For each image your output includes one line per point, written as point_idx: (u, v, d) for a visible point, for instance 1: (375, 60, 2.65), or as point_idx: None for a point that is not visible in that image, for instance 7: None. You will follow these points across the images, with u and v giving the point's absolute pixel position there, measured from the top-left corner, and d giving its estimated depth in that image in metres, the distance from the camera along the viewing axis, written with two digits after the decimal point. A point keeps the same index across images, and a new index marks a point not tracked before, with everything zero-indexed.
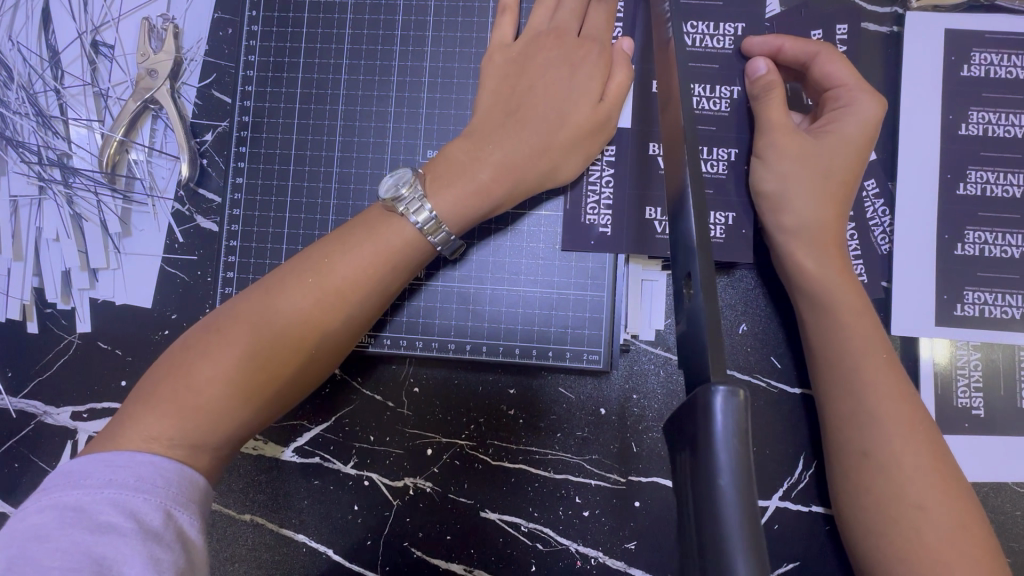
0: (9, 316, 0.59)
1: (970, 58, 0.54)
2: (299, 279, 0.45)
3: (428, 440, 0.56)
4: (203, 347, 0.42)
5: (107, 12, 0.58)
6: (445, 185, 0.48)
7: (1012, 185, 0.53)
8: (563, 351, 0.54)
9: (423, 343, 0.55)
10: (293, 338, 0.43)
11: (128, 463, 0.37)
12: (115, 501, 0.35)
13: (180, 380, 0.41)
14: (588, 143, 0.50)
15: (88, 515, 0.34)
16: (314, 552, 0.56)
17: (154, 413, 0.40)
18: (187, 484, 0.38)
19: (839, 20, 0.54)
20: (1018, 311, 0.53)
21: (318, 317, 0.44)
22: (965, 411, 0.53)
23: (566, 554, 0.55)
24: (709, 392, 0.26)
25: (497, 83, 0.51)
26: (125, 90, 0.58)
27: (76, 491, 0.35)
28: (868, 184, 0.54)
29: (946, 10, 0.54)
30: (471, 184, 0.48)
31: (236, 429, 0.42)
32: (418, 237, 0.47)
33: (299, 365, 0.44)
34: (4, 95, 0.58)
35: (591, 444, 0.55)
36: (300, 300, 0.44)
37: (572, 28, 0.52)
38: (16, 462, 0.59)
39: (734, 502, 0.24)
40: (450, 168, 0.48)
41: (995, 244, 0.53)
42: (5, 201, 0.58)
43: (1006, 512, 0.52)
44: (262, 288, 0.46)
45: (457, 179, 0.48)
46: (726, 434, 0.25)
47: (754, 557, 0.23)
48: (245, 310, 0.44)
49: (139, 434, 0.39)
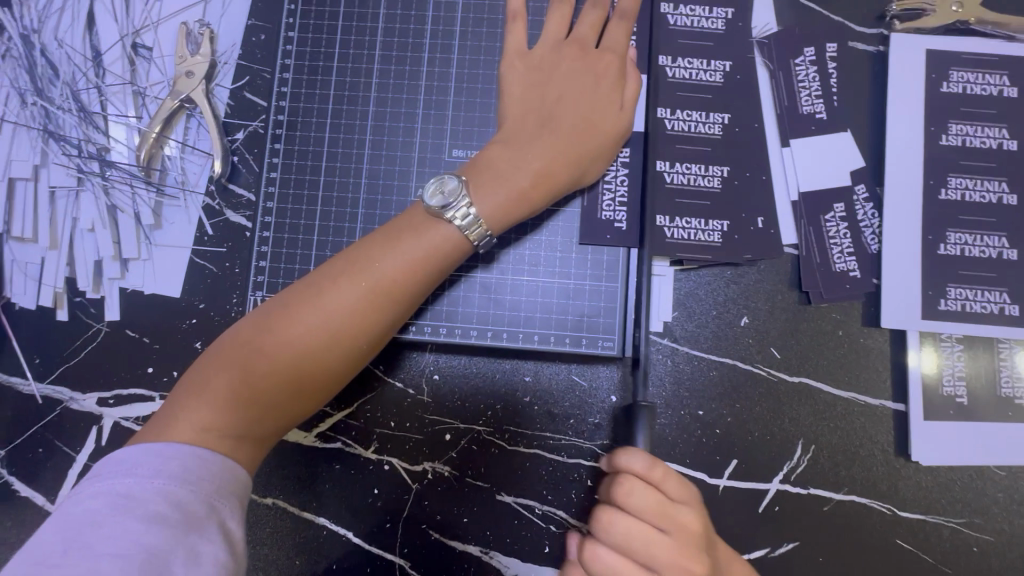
0: (41, 303, 0.61)
1: (949, 76, 0.59)
2: (343, 279, 0.47)
3: (447, 426, 0.59)
4: (252, 342, 0.45)
5: (148, 15, 0.62)
6: (481, 188, 0.51)
7: (988, 192, 0.58)
8: (579, 338, 0.57)
9: (447, 330, 0.58)
10: (337, 336, 0.46)
11: (176, 454, 0.40)
12: (163, 492, 0.37)
13: (230, 372, 0.44)
14: (609, 149, 0.55)
15: (139, 504, 0.36)
16: (334, 534, 0.58)
17: (205, 405, 0.43)
18: (228, 477, 0.41)
19: (829, 39, 0.60)
20: (997, 307, 0.57)
21: (365, 315, 0.47)
22: (950, 399, 0.56)
23: (579, 536, 0.57)
24: (636, 408, 0.48)
25: (525, 94, 0.55)
26: (161, 90, 0.61)
27: (126, 480, 0.38)
28: (859, 189, 0.59)
29: (926, 33, 0.60)
30: (510, 188, 0.51)
31: (279, 419, 0.46)
32: (463, 239, 0.50)
33: (340, 360, 0.47)
34: (48, 90, 0.61)
35: (603, 429, 0.58)
36: (345, 299, 0.47)
37: (590, 42, 0.56)
38: (41, 446, 0.60)
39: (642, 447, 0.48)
40: (488, 172, 0.52)
41: (974, 245, 0.58)
42: (44, 191, 0.61)
43: (988, 495, 0.56)
44: (308, 285, 0.48)
45: (496, 183, 0.51)
46: (642, 428, 0.48)
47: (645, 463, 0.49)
48: (292, 307, 0.46)
49: (191, 425, 0.42)
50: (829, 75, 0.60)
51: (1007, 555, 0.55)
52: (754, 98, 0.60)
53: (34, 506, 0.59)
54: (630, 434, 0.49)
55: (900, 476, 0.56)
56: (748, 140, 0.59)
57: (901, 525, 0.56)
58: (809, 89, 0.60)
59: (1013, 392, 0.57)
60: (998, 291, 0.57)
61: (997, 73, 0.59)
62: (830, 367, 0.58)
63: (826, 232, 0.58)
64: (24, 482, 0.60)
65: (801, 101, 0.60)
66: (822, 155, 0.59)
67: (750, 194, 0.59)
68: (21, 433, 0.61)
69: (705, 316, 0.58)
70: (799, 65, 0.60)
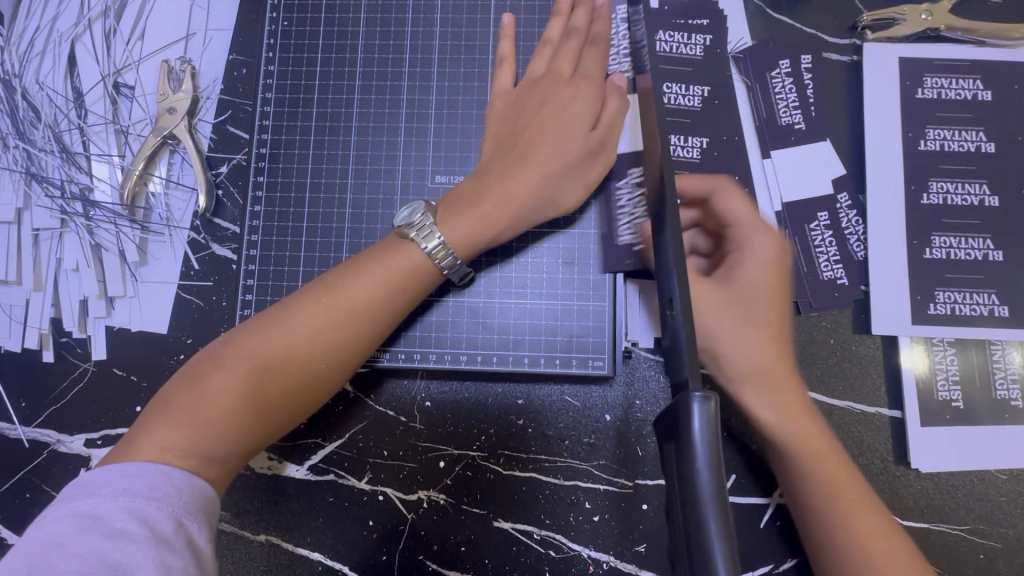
0: (27, 345, 0.61)
1: (923, 82, 0.60)
2: (309, 301, 0.47)
3: (441, 452, 0.58)
4: (217, 363, 0.45)
5: (129, 55, 0.62)
6: (451, 216, 0.51)
7: (969, 194, 0.58)
8: (570, 359, 0.57)
9: (436, 356, 0.57)
10: (301, 355, 0.46)
11: (141, 473, 0.39)
12: (129, 508, 0.37)
13: (194, 393, 0.44)
14: (581, 171, 0.53)
15: (104, 522, 0.36)
16: (329, 570, 0.57)
17: (170, 423, 0.42)
18: (197, 494, 0.41)
19: (803, 51, 0.61)
20: (986, 309, 0.57)
21: (328, 335, 0.46)
22: (945, 404, 0.56)
23: (579, 560, 0.56)
24: (686, 397, 0.29)
25: (498, 126, 0.55)
26: (144, 127, 0.62)
27: (90, 500, 0.37)
28: (842, 197, 0.59)
29: (898, 41, 0.60)
30: (476, 214, 0.51)
31: (244, 442, 0.44)
32: (428, 262, 0.50)
33: (304, 380, 0.46)
34: (31, 133, 0.62)
35: (599, 450, 0.57)
36: (311, 319, 0.46)
37: (565, 70, 0.56)
38: (28, 491, 0.59)
39: (707, 473, 0.28)
40: (460, 199, 0.52)
41: (959, 248, 0.58)
42: (28, 233, 0.61)
43: (991, 499, 0.55)
44: (278, 308, 0.48)
45: (464, 208, 0.51)
46: (702, 431, 0.29)
47: (722, 519, 0.27)
48: (256, 329, 0.46)
49: (154, 444, 0.41)
50: (805, 86, 0.60)
51: (1014, 561, 0.54)
52: (733, 112, 0.60)
53: None
54: (683, 447, 0.29)
55: (901, 484, 0.55)
56: (728, 153, 0.60)
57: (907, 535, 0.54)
58: (787, 102, 0.60)
59: (1009, 394, 0.56)
60: (984, 293, 0.57)
61: (970, 78, 0.60)
62: (824, 377, 0.57)
63: (811, 238, 0.59)
64: (11, 530, 0.59)
65: (779, 113, 0.60)
66: (801, 165, 0.59)
67: None
68: (8, 479, 0.59)
69: None
70: (775, 77, 0.60)
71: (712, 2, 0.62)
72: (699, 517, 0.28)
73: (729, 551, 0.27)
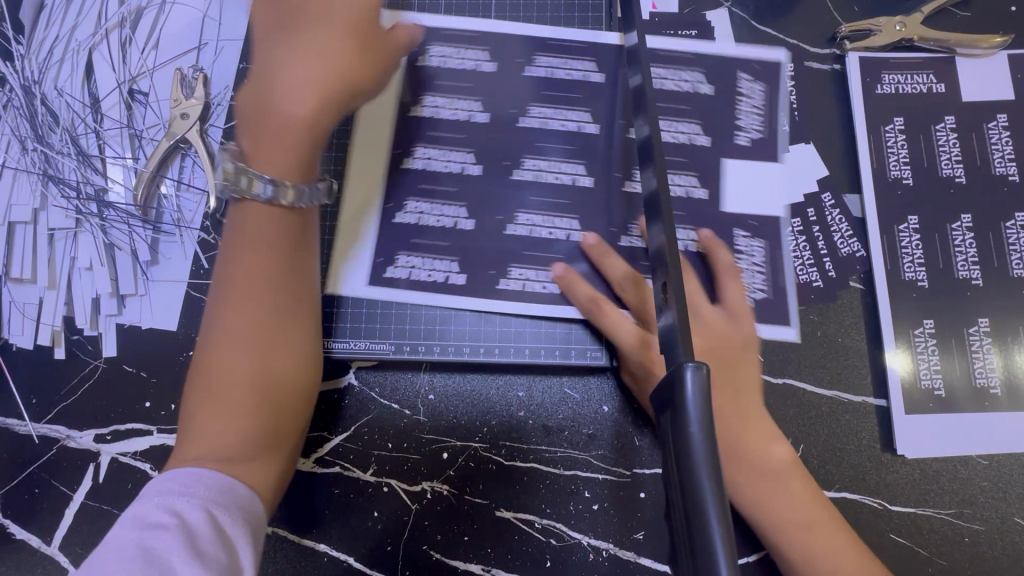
0: (39, 342, 0.62)
1: (881, 79, 0.64)
2: (229, 297, 0.46)
3: (444, 444, 0.60)
4: (198, 380, 0.45)
5: (143, 63, 0.65)
6: (254, 136, 0.48)
7: (947, 193, 0.62)
8: (568, 350, 0.60)
9: (441, 348, 0.60)
10: (258, 338, 0.46)
11: (175, 475, 0.41)
12: (164, 504, 0.39)
13: (197, 415, 0.44)
14: (365, 65, 0.51)
15: (142, 519, 0.38)
16: (334, 560, 0.58)
17: (193, 440, 0.43)
18: (227, 487, 0.41)
19: (786, 60, 0.64)
20: (964, 275, 0.60)
21: (272, 311, 0.47)
22: (929, 392, 0.58)
23: (579, 548, 0.58)
24: (680, 367, 0.32)
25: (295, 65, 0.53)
26: (157, 131, 0.64)
27: (134, 503, 0.40)
28: (826, 197, 0.62)
29: (874, 51, 0.64)
30: (272, 105, 0.47)
31: (266, 427, 0.45)
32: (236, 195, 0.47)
33: (289, 350, 0.48)
34: (48, 136, 0.64)
35: (598, 441, 0.59)
36: (242, 305, 0.46)
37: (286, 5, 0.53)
38: (37, 487, 0.60)
39: (701, 436, 0.30)
40: (257, 121, 0.48)
41: (902, 227, 0.61)
42: (43, 233, 0.63)
43: (974, 484, 0.57)
44: (214, 316, 0.47)
45: (260, 118, 0.48)
46: (695, 394, 0.31)
47: (716, 477, 0.29)
48: (207, 341, 0.46)
49: (187, 455, 0.42)
50: (788, 92, 0.64)
51: (998, 544, 0.56)
52: (721, 119, 0.63)
53: (29, 548, 0.59)
54: (678, 414, 0.32)
55: (887, 470, 0.58)
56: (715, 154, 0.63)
57: (895, 519, 0.56)
58: (757, 114, 0.63)
59: (933, 385, 0.59)
60: (960, 270, 0.60)
61: (923, 73, 0.64)
62: (814, 368, 0.60)
63: (786, 245, 0.61)
64: (20, 525, 0.59)
65: (751, 125, 0.63)
66: (782, 168, 0.63)
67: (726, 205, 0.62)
68: (18, 475, 0.60)
69: None
70: (744, 93, 0.64)
71: (700, 15, 0.66)
72: (694, 478, 0.30)
73: (724, 516, 0.29)
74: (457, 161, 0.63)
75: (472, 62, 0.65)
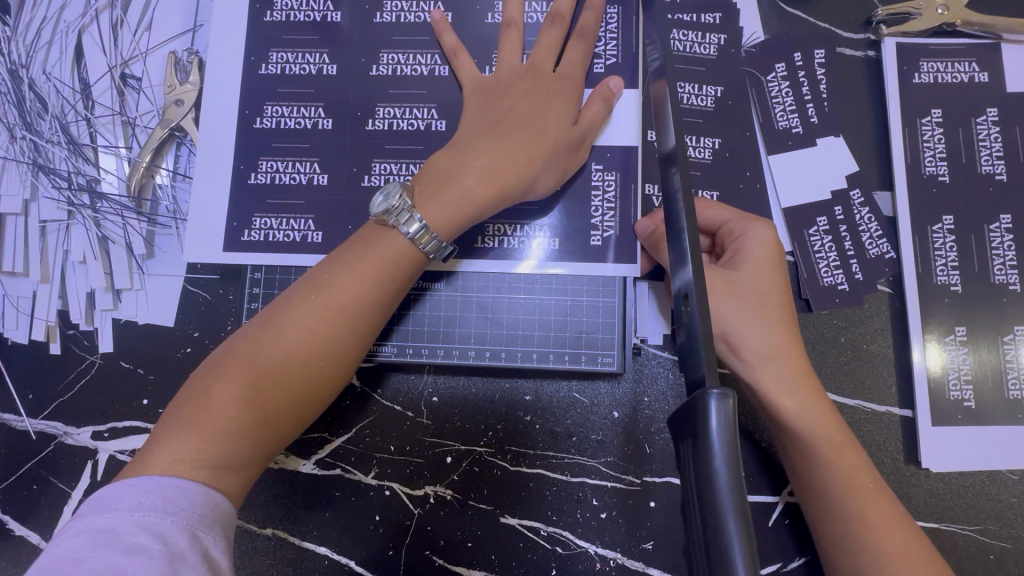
0: (34, 337, 0.61)
1: (919, 67, 0.59)
2: (303, 298, 0.46)
3: (448, 448, 0.58)
4: (215, 373, 0.44)
5: (136, 46, 0.62)
6: (433, 196, 0.49)
7: (984, 192, 0.58)
8: (578, 355, 0.56)
9: (444, 351, 0.57)
10: (293, 355, 0.44)
11: (157, 486, 0.39)
12: (144, 523, 0.37)
13: (197, 404, 0.42)
14: (563, 160, 0.53)
15: (118, 537, 0.36)
16: (335, 563, 0.57)
17: (180, 434, 0.41)
18: (211, 506, 0.40)
19: (816, 46, 0.60)
20: (1000, 280, 0.57)
21: (323, 333, 0.45)
22: (958, 403, 0.55)
23: (586, 557, 0.56)
24: (704, 393, 0.29)
25: (479, 104, 0.54)
26: (151, 119, 0.61)
27: (106, 514, 0.37)
28: (854, 194, 0.58)
29: (913, 37, 0.60)
30: (458, 192, 0.49)
31: (253, 448, 0.43)
32: (411, 247, 0.48)
33: (319, 373, 0.45)
34: (37, 124, 0.61)
35: (607, 447, 0.57)
36: (302, 322, 0.45)
37: (548, 65, 0.54)
38: (35, 483, 0.59)
39: (726, 474, 0.28)
40: (434, 181, 0.50)
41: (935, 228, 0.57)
42: (35, 225, 0.61)
43: (1002, 500, 0.55)
44: (267, 316, 0.46)
45: (442, 190, 0.49)
46: (720, 426, 0.28)
47: (742, 520, 0.27)
48: (259, 328, 0.46)
49: (165, 456, 0.41)
50: (818, 80, 0.60)
51: None
52: (745, 109, 0.59)
53: (28, 545, 0.58)
54: (700, 447, 0.29)
55: (910, 484, 0.55)
56: (738, 146, 0.59)
57: None
58: (784, 104, 0.59)
59: (962, 395, 0.56)
60: (996, 274, 0.57)
61: (965, 61, 0.59)
62: (835, 375, 0.57)
63: (811, 245, 0.58)
64: (18, 521, 0.59)
65: (777, 116, 0.59)
66: (809, 162, 0.59)
67: (748, 202, 0.58)
68: (14, 471, 0.59)
69: None
70: (771, 81, 0.60)
71: None
72: (718, 519, 0.27)
73: (751, 561, 0.26)
74: (422, 116, 0.58)
75: (314, 64, 0.59)
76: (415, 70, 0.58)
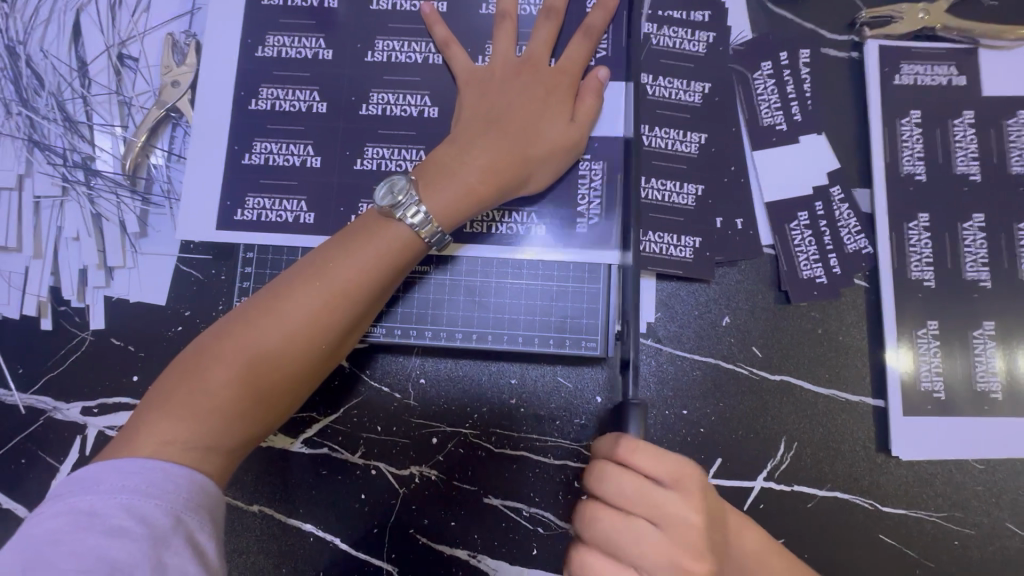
0: (25, 312, 0.61)
1: (900, 70, 0.61)
2: (299, 285, 0.47)
3: (434, 429, 0.59)
4: (210, 355, 0.44)
5: (134, 26, 0.62)
6: (439, 188, 0.51)
7: (958, 193, 0.60)
8: (563, 339, 0.58)
9: (432, 333, 0.58)
10: (288, 341, 0.46)
11: (139, 469, 0.39)
12: (126, 506, 0.38)
13: (191, 385, 0.43)
14: (559, 156, 0.54)
15: (99, 520, 0.37)
16: (321, 541, 0.58)
17: (173, 415, 0.42)
18: (196, 490, 0.40)
19: (801, 46, 0.62)
20: (971, 277, 0.59)
21: (319, 320, 0.47)
22: (928, 395, 0.57)
23: (567, 538, 0.57)
24: None
25: (478, 96, 0.55)
26: (147, 99, 0.62)
27: (89, 496, 0.38)
28: (835, 190, 0.60)
29: (895, 40, 0.61)
30: (460, 186, 0.51)
31: (244, 432, 0.44)
32: (416, 237, 0.50)
33: (312, 358, 0.47)
34: (33, 101, 0.62)
35: (589, 431, 0.59)
36: (299, 308, 0.46)
37: (544, 59, 0.56)
38: (23, 457, 0.60)
39: None
40: (437, 172, 0.52)
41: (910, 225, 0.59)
42: (28, 201, 0.61)
43: (968, 488, 0.57)
44: (263, 300, 0.47)
45: (446, 183, 0.51)
46: None
47: None
48: (254, 313, 0.46)
49: (156, 437, 0.41)
50: (802, 80, 0.61)
51: (987, 549, 0.56)
52: (731, 106, 0.61)
53: (15, 517, 0.59)
54: None
55: (880, 470, 0.57)
56: (723, 141, 0.60)
57: (885, 520, 0.56)
58: (769, 102, 0.61)
59: (933, 387, 0.58)
60: (968, 271, 0.59)
61: (944, 65, 0.61)
62: (813, 366, 0.58)
63: (792, 239, 0.59)
64: (6, 494, 0.59)
65: (762, 113, 0.61)
66: (792, 158, 0.60)
67: (732, 196, 0.60)
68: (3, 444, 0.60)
69: (687, 316, 0.59)
70: (757, 79, 0.61)
71: None
72: None
73: None
74: (416, 103, 0.59)
75: (310, 48, 0.60)
76: (409, 57, 0.60)
